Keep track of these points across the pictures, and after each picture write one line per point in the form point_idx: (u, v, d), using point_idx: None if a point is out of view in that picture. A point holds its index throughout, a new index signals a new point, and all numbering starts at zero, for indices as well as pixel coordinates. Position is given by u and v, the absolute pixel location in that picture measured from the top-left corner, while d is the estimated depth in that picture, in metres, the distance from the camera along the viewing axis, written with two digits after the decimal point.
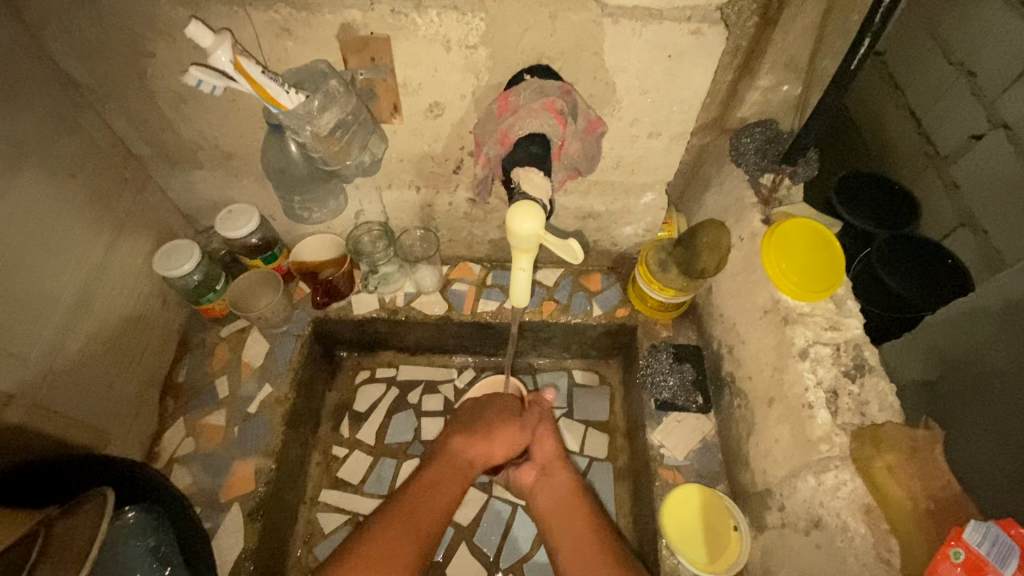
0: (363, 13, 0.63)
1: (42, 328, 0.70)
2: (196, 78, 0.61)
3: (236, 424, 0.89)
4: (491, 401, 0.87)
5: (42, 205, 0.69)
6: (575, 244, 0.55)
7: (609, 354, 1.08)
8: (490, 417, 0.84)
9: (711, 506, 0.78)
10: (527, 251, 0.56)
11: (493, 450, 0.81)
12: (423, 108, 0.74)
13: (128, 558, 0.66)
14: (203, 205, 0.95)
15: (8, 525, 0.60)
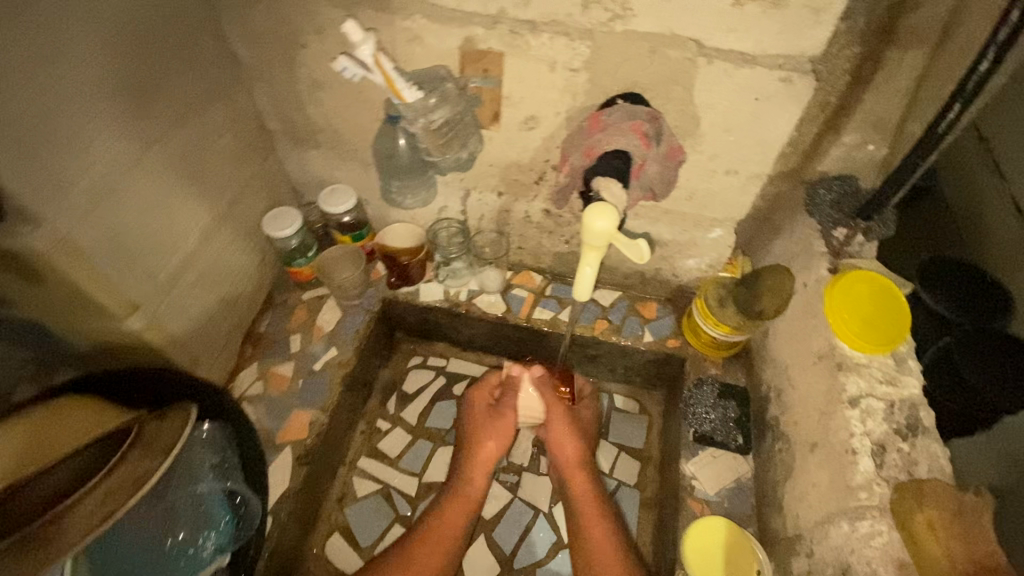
0: (485, 29, 0.71)
1: (170, 257, 0.81)
2: (342, 66, 0.71)
3: (301, 377, 0.98)
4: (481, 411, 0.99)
5: (194, 156, 0.82)
6: (643, 244, 0.58)
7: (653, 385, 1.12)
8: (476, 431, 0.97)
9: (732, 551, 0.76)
10: (595, 247, 0.59)
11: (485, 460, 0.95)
12: (519, 120, 0.81)
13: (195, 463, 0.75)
14: (310, 181, 1.07)
15: (110, 415, 0.71)
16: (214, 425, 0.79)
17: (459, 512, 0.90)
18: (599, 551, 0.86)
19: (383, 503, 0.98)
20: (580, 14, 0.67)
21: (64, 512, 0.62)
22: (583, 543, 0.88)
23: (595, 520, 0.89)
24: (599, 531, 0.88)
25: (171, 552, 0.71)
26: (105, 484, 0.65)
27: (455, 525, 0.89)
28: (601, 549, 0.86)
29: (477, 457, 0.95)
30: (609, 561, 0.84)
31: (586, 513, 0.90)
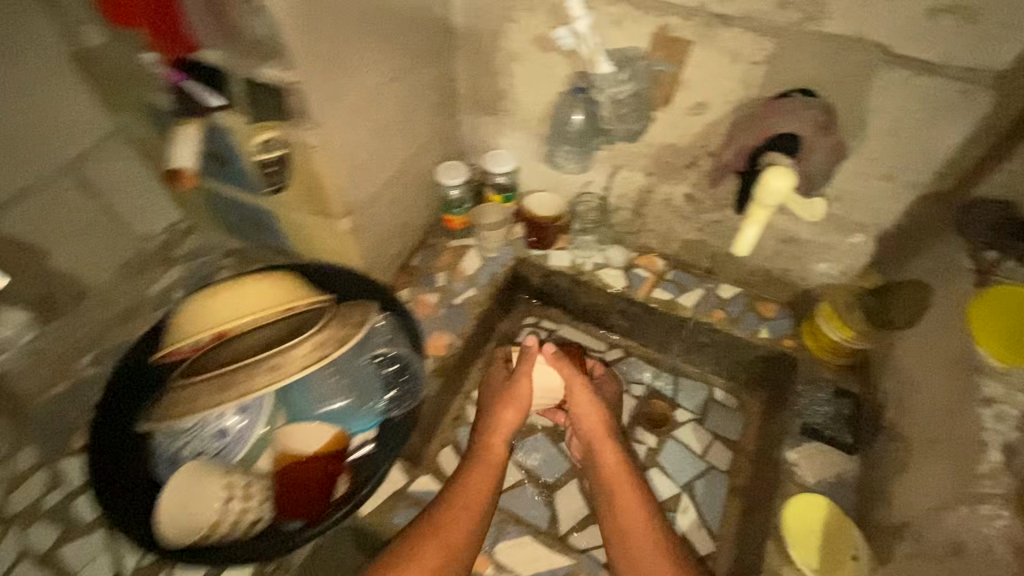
0: (682, 19, 0.82)
1: (376, 179, 0.97)
2: (559, 35, 0.82)
3: (443, 306, 1.14)
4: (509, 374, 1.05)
5: (409, 101, 0.98)
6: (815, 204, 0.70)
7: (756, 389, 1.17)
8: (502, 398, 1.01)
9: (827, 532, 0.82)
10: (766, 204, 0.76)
11: (512, 427, 0.98)
12: (689, 105, 0.90)
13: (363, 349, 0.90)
14: (474, 145, 1.20)
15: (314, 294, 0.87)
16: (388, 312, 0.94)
17: (487, 475, 0.90)
18: (630, 514, 0.88)
19: None
20: (774, 12, 0.76)
21: (277, 360, 0.78)
22: (613, 509, 0.89)
23: (621, 485, 0.92)
24: (628, 495, 0.91)
25: (352, 402, 0.88)
26: (317, 334, 0.81)
27: (484, 488, 0.88)
28: (631, 514, 0.88)
29: (501, 425, 0.97)
30: (642, 525, 0.87)
31: (613, 482, 0.92)
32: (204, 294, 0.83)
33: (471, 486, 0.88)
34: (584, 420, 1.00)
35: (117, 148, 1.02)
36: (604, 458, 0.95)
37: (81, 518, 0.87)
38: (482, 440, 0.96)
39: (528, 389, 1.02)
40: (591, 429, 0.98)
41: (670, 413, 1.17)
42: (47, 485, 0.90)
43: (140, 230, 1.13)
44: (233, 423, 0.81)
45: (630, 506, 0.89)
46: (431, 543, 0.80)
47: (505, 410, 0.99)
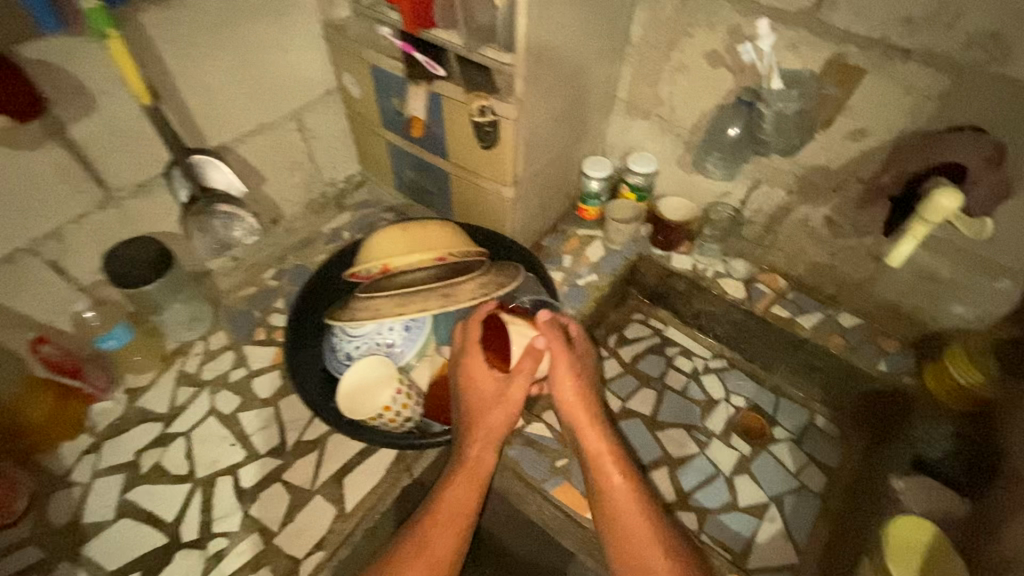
0: (859, 49, 0.88)
1: (540, 159, 1.11)
2: (744, 49, 0.91)
3: (567, 284, 1.26)
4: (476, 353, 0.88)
5: (580, 95, 1.11)
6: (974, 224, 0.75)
7: (860, 425, 1.15)
8: (476, 402, 0.87)
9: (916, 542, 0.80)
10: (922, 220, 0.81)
11: (494, 430, 0.85)
12: (848, 131, 0.96)
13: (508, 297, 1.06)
14: (621, 145, 1.32)
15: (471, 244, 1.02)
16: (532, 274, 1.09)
17: (467, 491, 0.81)
18: (625, 513, 0.80)
19: None
20: (958, 51, 0.81)
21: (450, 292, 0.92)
22: (608, 506, 0.81)
23: (614, 473, 0.83)
24: (623, 487, 0.82)
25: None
26: (481, 275, 0.95)
27: (462, 508, 0.79)
28: (627, 509, 0.80)
29: (477, 432, 0.85)
30: (640, 523, 0.79)
31: (605, 473, 0.84)
32: (389, 229, 0.99)
33: (450, 507, 0.79)
34: (566, 399, 0.87)
35: (329, 104, 1.23)
36: (593, 445, 0.86)
37: (257, 394, 1.05)
38: (462, 442, 0.86)
39: (504, 389, 0.86)
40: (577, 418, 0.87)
41: (767, 428, 1.19)
42: (234, 363, 1.09)
43: (328, 176, 1.33)
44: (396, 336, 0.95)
45: (627, 504, 0.81)
46: (418, 562, 0.74)
47: (489, 413, 0.85)
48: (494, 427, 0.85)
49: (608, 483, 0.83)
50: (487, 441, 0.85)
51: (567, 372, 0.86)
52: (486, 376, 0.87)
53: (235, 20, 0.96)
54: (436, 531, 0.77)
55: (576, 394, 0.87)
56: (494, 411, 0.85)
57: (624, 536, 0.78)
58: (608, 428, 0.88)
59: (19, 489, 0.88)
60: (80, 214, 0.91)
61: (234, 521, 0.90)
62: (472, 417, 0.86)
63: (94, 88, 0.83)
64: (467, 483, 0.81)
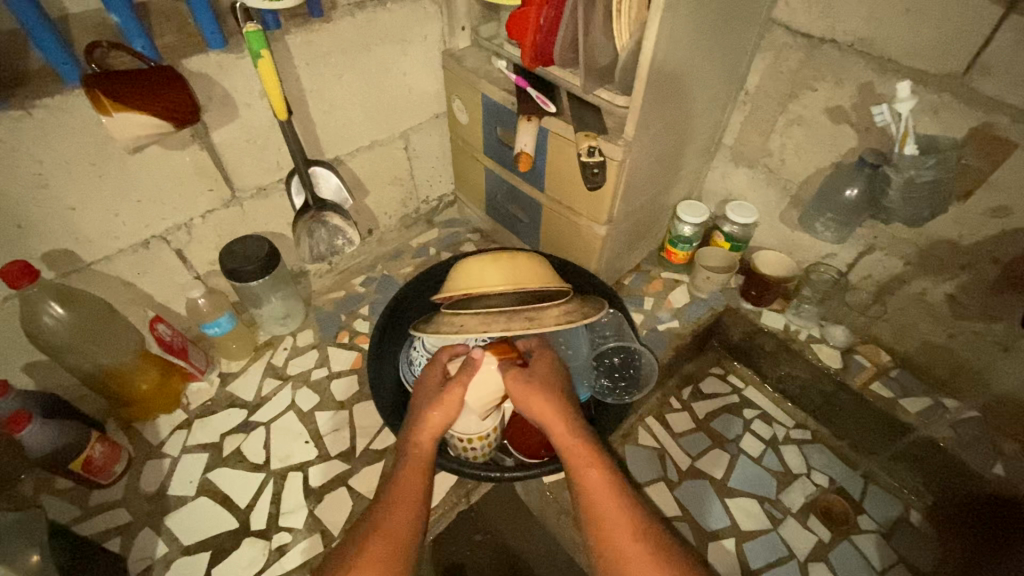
0: (1013, 121, 0.80)
1: (637, 199, 1.09)
2: (879, 110, 0.86)
3: (646, 328, 1.22)
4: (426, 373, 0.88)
5: (685, 140, 1.09)
6: None
7: (962, 531, 1.04)
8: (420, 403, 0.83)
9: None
10: None
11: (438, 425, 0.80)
12: (988, 206, 0.87)
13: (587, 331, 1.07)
14: (721, 192, 1.28)
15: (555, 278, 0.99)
16: (617, 312, 1.08)
17: (417, 479, 0.74)
18: (597, 500, 0.71)
19: (655, 459, 1.14)
20: None
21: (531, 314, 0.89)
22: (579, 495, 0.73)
23: (579, 460, 0.74)
24: (591, 473, 0.73)
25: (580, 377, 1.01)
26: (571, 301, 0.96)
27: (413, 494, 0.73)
28: (597, 494, 0.71)
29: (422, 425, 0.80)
30: (613, 508, 0.70)
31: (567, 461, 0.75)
32: (477, 260, 1.00)
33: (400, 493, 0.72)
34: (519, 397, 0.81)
35: (435, 127, 1.28)
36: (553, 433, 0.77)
37: (334, 396, 1.09)
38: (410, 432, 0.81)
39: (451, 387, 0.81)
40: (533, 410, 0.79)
41: (852, 515, 1.08)
42: (317, 362, 1.14)
43: (424, 193, 1.39)
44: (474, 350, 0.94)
45: (596, 488, 0.72)
46: (377, 541, 0.67)
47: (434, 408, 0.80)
48: (440, 418, 0.80)
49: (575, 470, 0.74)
50: (432, 433, 0.79)
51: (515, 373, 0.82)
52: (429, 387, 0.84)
53: (365, 44, 1.03)
54: (385, 519, 0.70)
55: (528, 385, 0.80)
56: (439, 407, 0.80)
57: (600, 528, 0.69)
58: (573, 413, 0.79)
59: (120, 453, 0.96)
60: (208, 210, 1.00)
61: (299, 518, 0.94)
62: (417, 414, 0.81)
63: (238, 99, 0.91)
64: (413, 474, 0.75)
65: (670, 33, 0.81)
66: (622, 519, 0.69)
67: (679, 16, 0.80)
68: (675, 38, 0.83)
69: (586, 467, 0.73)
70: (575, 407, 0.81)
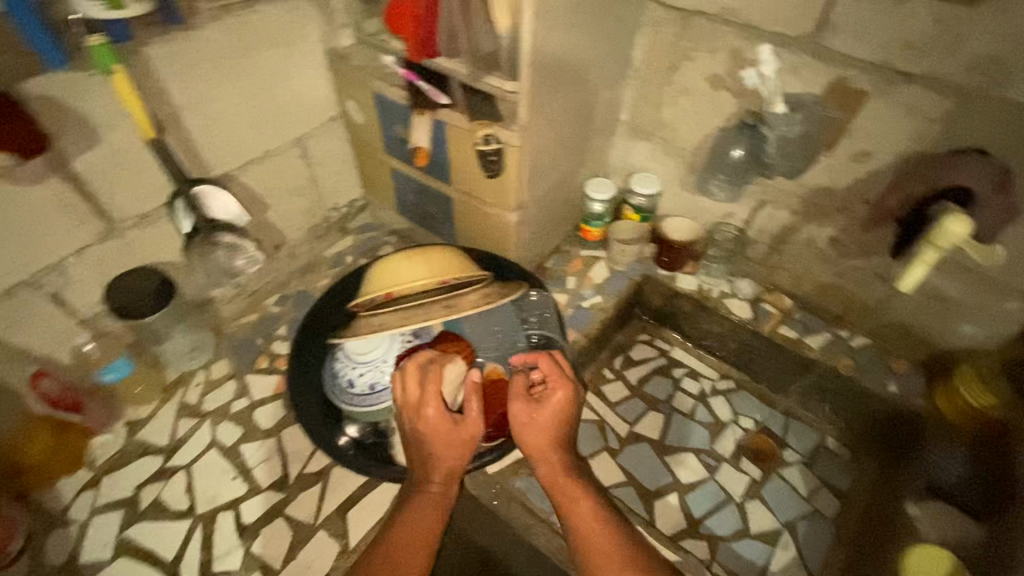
0: (861, 74, 0.88)
1: (545, 182, 1.10)
2: (747, 75, 0.90)
3: (572, 307, 1.24)
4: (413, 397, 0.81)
5: (583, 119, 1.11)
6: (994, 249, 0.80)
7: (870, 447, 1.14)
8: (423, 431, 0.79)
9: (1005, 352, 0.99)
10: (936, 245, 0.80)
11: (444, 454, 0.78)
12: (852, 153, 0.96)
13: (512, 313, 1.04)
14: (624, 166, 1.32)
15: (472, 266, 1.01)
16: (544, 290, 1.07)
17: (433, 512, 0.76)
18: (591, 530, 0.75)
19: (596, 431, 1.18)
20: (961, 75, 0.80)
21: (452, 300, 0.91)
22: (574, 526, 0.76)
23: (576, 494, 0.78)
24: (586, 507, 0.77)
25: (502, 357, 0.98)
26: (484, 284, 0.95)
27: (423, 529, 0.74)
28: (591, 527, 0.75)
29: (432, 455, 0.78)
30: (608, 540, 0.74)
31: (564, 495, 0.79)
32: (394, 256, 0.99)
33: (411, 527, 0.74)
34: (523, 431, 0.82)
35: (332, 131, 1.23)
36: (550, 470, 0.81)
37: (258, 425, 1.03)
38: (417, 466, 0.80)
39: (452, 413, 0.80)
40: (530, 442, 0.81)
41: (778, 451, 1.16)
42: (235, 394, 1.07)
43: (330, 201, 1.33)
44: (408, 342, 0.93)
45: (589, 519, 0.76)
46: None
47: (446, 442, 0.78)
48: (447, 447, 0.78)
49: (568, 504, 0.78)
50: (444, 461, 0.78)
51: (519, 402, 0.83)
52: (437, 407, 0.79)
53: (240, 51, 0.97)
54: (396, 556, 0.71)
55: (533, 415, 0.82)
56: (444, 438, 0.78)
57: (596, 560, 0.72)
58: (564, 447, 0.82)
59: (17, 529, 0.86)
60: (81, 246, 0.90)
61: (236, 559, 0.88)
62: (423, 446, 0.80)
63: (99, 122, 0.83)
64: (428, 510, 0.76)
65: (547, 16, 0.83)
66: (617, 552, 0.72)
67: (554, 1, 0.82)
68: (554, 20, 0.85)
69: (582, 500, 0.78)
70: (565, 441, 0.83)
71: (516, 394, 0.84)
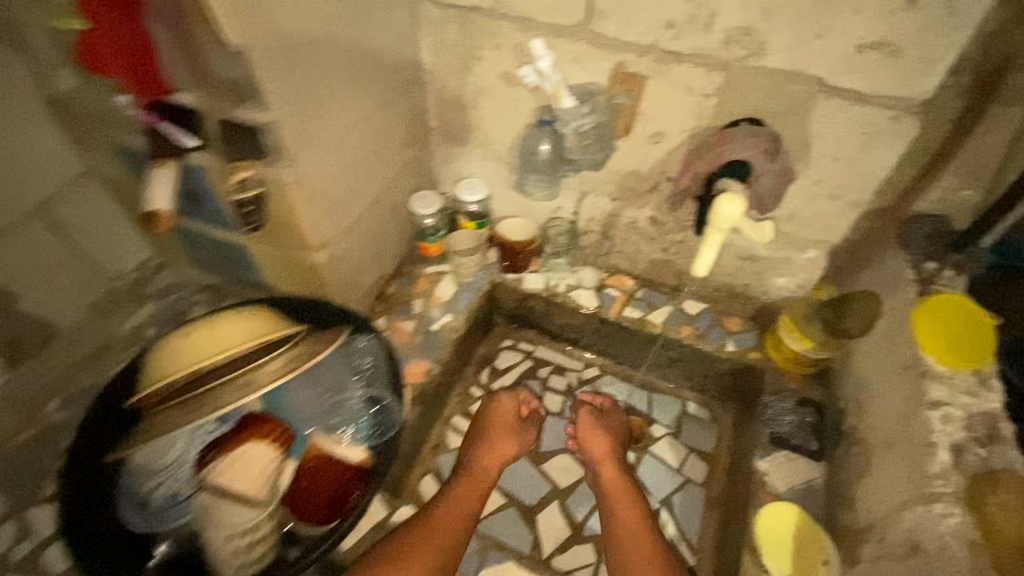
0: (636, 57, 0.87)
1: (351, 210, 0.99)
2: (525, 73, 0.87)
3: (420, 334, 1.15)
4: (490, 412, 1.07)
5: (381, 134, 1.01)
6: (767, 228, 0.86)
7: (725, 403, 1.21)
8: (493, 433, 1.03)
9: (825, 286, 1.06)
10: (720, 229, 0.80)
11: (496, 453, 1.00)
12: (648, 134, 0.96)
13: (338, 367, 0.92)
14: (449, 173, 1.25)
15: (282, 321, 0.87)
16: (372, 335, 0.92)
17: (468, 501, 0.91)
18: (630, 527, 0.90)
19: None
20: (720, 49, 0.81)
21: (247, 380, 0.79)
22: (616, 527, 0.91)
23: (621, 500, 0.95)
24: (630, 513, 0.92)
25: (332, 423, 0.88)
26: (292, 349, 0.82)
27: (452, 521, 0.86)
28: (631, 528, 0.90)
29: (493, 455, 1.00)
30: (642, 541, 0.88)
31: (610, 493, 0.96)
32: (190, 327, 0.83)
33: (445, 514, 0.87)
34: (583, 439, 1.05)
35: (88, 188, 1.02)
36: (604, 474, 0.99)
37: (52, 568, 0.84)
38: (468, 465, 0.98)
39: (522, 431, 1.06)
40: (598, 451, 1.03)
41: (647, 429, 1.19)
42: (15, 537, 0.87)
43: (110, 269, 1.11)
44: (218, 430, 0.81)
45: (632, 520, 0.91)
46: (421, 552, 0.80)
47: (501, 442, 1.02)
48: (503, 450, 1.01)
49: (615, 504, 0.94)
50: (494, 462, 0.99)
51: (584, 421, 1.07)
52: (498, 423, 1.05)
53: None
54: (425, 540, 0.82)
55: (594, 427, 1.06)
56: (505, 444, 1.02)
57: (631, 555, 0.86)
58: (622, 466, 1.02)
59: None
60: None
61: None
62: (484, 446, 1.01)
63: None
64: (469, 494, 0.91)
65: (268, 61, 0.71)
66: (652, 549, 0.86)
67: (269, 46, 0.70)
68: (281, 65, 0.73)
69: (626, 504, 0.94)
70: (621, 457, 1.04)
71: (585, 411, 1.09)
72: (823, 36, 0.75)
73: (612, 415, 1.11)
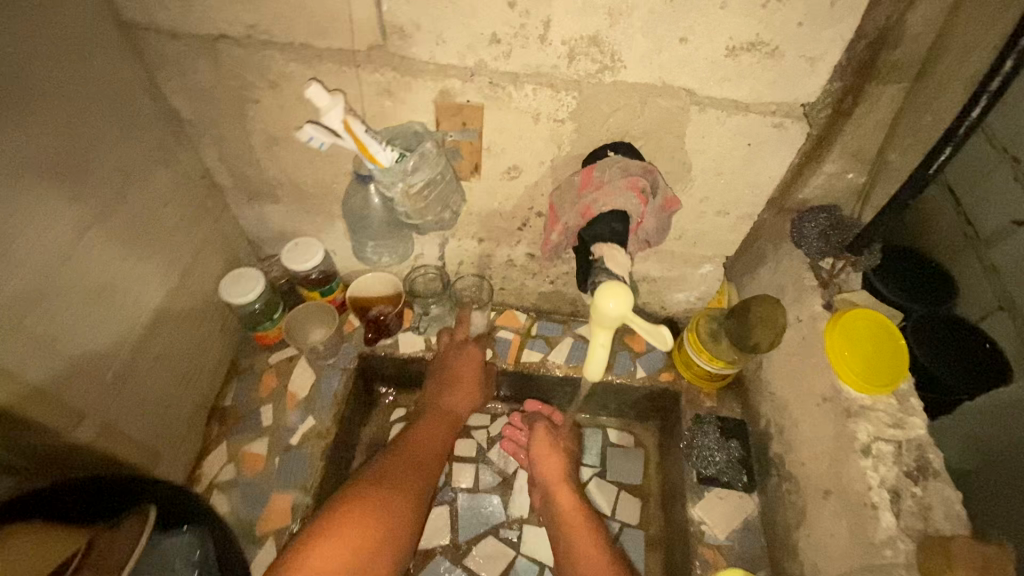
0: (462, 83, 0.65)
1: (119, 349, 0.70)
2: (308, 136, 0.62)
3: (277, 455, 0.89)
4: (452, 356, 0.96)
5: (139, 228, 0.72)
6: (667, 334, 0.59)
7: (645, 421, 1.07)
8: (455, 372, 0.94)
9: (726, 291, 0.96)
10: (605, 328, 0.58)
11: (454, 404, 0.92)
12: (501, 170, 0.75)
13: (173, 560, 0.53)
14: (269, 235, 0.97)
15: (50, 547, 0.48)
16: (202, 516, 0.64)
17: (426, 459, 0.84)
18: (589, 555, 0.79)
19: None
20: (564, 65, 0.62)
21: None
22: (572, 552, 0.80)
23: (581, 530, 0.83)
24: (589, 543, 0.81)
25: None
26: None
27: (401, 482, 0.78)
28: (589, 551, 0.80)
29: (443, 411, 0.91)
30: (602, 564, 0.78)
31: (568, 521, 0.85)
32: None
33: (391, 480, 0.78)
34: (535, 464, 0.91)
35: None
36: (562, 503, 0.87)
37: None
38: (421, 423, 0.89)
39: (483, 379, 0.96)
40: (552, 475, 0.89)
41: None
42: None
43: None
44: None
45: (591, 549, 0.80)
46: (349, 522, 0.69)
47: (461, 400, 0.93)
48: (460, 404, 0.93)
49: (573, 532, 0.83)
50: (445, 428, 0.89)
51: (537, 438, 0.93)
52: (467, 363, 0.95)
53: None
54: (358, 504, 0.72)
55: (550, 444, 0.92)
56: (463, 401, 0.93)
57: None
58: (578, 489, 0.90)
59: None
60: None
61: None
62: (449, 380, 0.94)
63: None
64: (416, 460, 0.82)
65: None
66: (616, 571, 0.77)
67: None
68: None
69: (585, 533, 0.83)
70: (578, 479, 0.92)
71: (541, 434, 0.93)
72: (687, 39, 0.58)
73: (570, 437, 0.98)
